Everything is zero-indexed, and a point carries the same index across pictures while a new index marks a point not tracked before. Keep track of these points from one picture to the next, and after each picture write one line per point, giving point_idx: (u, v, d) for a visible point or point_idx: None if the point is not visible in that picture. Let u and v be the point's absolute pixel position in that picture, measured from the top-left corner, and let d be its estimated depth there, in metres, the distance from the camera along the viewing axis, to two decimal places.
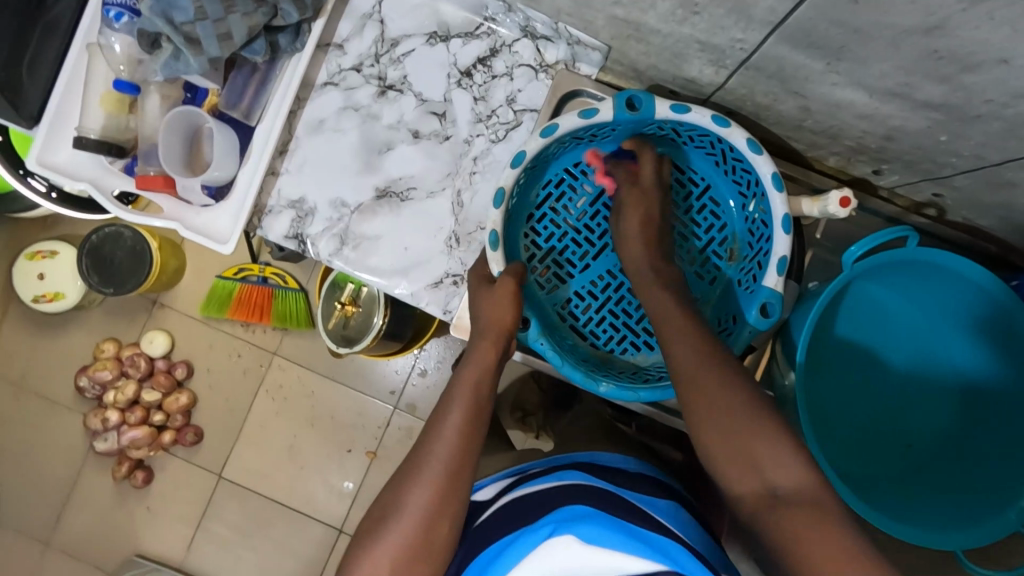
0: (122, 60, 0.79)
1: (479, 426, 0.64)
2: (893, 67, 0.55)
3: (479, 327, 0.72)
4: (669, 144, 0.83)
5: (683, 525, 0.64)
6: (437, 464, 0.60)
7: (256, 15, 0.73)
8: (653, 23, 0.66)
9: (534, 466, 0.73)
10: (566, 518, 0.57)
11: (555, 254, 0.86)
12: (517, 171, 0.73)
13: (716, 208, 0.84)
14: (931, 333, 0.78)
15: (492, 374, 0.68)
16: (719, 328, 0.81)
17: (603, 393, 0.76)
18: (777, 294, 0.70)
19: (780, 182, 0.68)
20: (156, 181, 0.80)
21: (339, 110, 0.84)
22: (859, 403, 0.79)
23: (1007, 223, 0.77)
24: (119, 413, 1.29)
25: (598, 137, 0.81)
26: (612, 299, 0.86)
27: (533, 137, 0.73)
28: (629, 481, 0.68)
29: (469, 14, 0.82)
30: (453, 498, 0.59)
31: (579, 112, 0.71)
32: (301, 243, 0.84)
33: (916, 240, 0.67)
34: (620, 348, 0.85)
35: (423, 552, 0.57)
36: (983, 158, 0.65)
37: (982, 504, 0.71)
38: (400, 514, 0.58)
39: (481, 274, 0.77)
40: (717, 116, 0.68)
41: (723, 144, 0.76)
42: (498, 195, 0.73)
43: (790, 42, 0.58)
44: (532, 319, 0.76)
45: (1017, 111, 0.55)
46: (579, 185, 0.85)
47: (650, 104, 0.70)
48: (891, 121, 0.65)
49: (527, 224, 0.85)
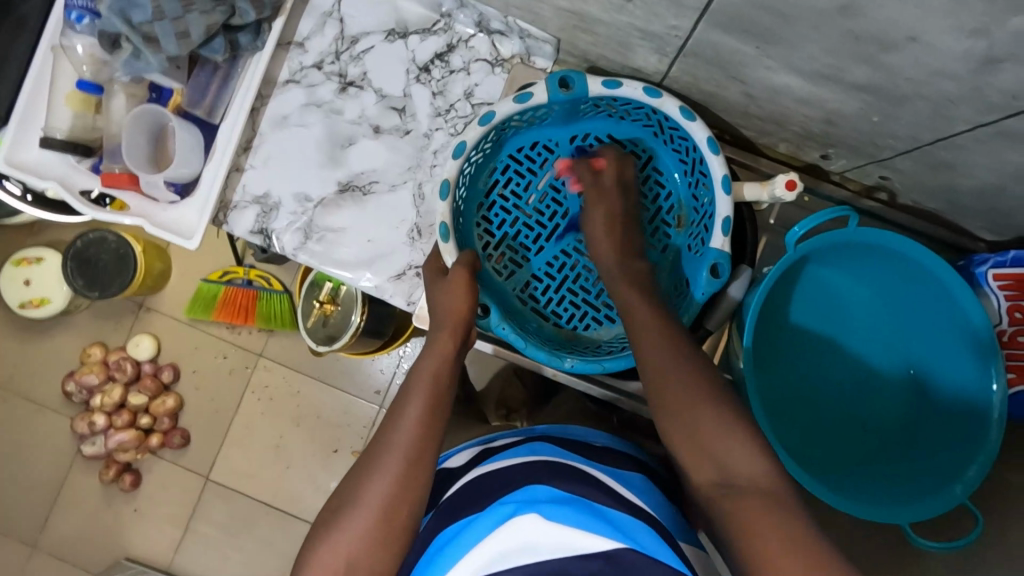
0: (85, 60, 0.81)
1: (440, 415, 0.64)
2: (818, 49, 0.57)
3: (436, 319, 0.73)
4: (608, 120, 0.85)
5: (643, 497, 0.64)
6: (398, 454, 0.59)
7: (214, 14, 0.75)
8: (595, 12, 0.68)
9: (503, 437, 0.75)
10: (529, 494, 0.56)
11: (509, 238, 0.88)
12: (459, 162, 0.76)
13: (660, 177, 0.87)
14: (885, 317, 0.79)
15: (452, 366, 0.69)
16: (675, 293, 0.83)
17: (569, 368, 0.77)
18: (724, 254, 0.72)
19: (716, 147, 0.71)
20: (121, 178, 0.82)
21: (301, 106, 0.86)
22: (816, 386, 0.80)
23: (954, 205, 0.78)
24: (105, 416, 1.31)
25: (536, 120, 0.83)
26: (569, 278, 0.88)
27: (472, 127, 0.75)
28: (596, 454, 0.70)
29: (426, 10, 0.84)
30: (414, 485, 0.58)
31: (515, 98, 0.74)
32: (266, 237, 0.86)
33: (856, 220, 0.69)
34: (586, 324, 0.87)
35: (383, 540, 0.56)
36: (917, 139, 0.66)
37: (931, 480, 0.72)
38: (359, 500, 0.57)
39: (435, 265, 0.78)
40: (649, 88, 0.71)
41: (658, 114, 0.78)
42: (442, 186, 0.76)
43: (721, 27, 0.60)
44: (490, 305, 0.79)
45: (938, 89, 0.57)
46: (527, 170, 0.87)
47: (583, 82, 0.73)
48: (828, 105, 0.67)
49: (481, 210, 0.87)
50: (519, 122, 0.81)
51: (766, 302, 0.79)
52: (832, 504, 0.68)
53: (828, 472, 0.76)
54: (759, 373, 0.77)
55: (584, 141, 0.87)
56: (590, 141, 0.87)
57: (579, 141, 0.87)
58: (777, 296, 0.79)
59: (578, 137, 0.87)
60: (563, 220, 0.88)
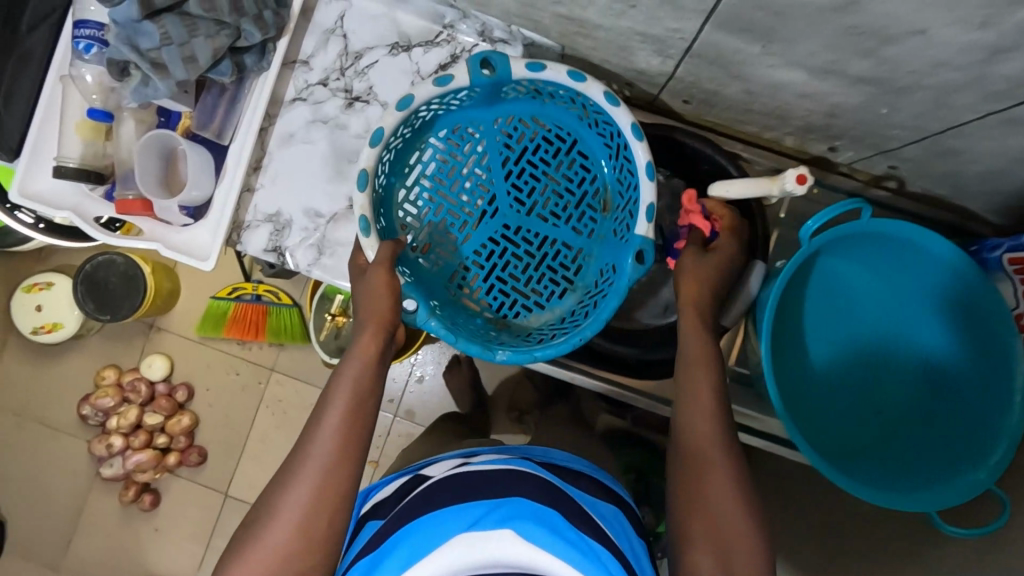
0: (94, 89, 0.81)
1: (359, 424, 0.64)
2: (820, 45, 0.57)
3: (360, 319, 0.71)
4: (531, 101, 0.83)
5: (609, 523, 0.64)
6: (314, 468, 0.60)
7: (218, 37, 0.75)
8: (595, 18, 0.68)
9: (483, 452, 0.75)
10: (506, 505, 0.61)
11: (434, 228, 0.86)
12: (377, 150, 0.74)
13: (586, 161, 0.85)
14: (898, 306, 0.79)
15: (373, 368, 0.67)
16: (600, 280, 0.83)
17: (501, 360, 0.75)
18: (649, 241, 0.72)
19: (640, 133, 0.71)
20: (135, 205, 0.82)
21: (307, 124, 0.87)
22: (833, 376, 0.80)
23: (961, 191, 0.78)
24: (122, 438, 1.32)
25: (458, 103, 0.81)
26: (497, 266, 0.86)
27: (390, 112, 0.73)
28: (569, 476, 0.70)
29: (428, 23, 0.85)
30: (332, 495, 0.59)
31: (433, 81, 0.73)
32: (280, 255, 0.87)
33: (871, 212, 0.69)
34: (516, 313, 0.85)
35: (300, 552, 0.57)
36: (923, 128, 0.66)
37: (954, 466, 0.72)
38: (275, 512, 0.58)
39: (357, 262, 0.75)
40: (573, 72, 0.71)
41: (580, 99, 0.78)
42: (359, 177, 0.73)
43: (723, 28, 0.60)
44: (419, 299, 0.74)
45: (943, 78, 0.57)
46: (450, 156, 0.85)
47: (505, 64, 0.72)
48: (832, 99, 0.67)
49: (402, 200, 0.85)
50: (443, 102, 0.79)
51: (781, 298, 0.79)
52: (856, 494, 0.69)
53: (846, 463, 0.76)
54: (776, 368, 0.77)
55: (508, 123, 0.85)
56: (514, 124, 0.85)
57: (504, 123, 0.84)
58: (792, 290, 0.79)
59: (502, 118, 0.84)
60: (490, 207, 0.85)
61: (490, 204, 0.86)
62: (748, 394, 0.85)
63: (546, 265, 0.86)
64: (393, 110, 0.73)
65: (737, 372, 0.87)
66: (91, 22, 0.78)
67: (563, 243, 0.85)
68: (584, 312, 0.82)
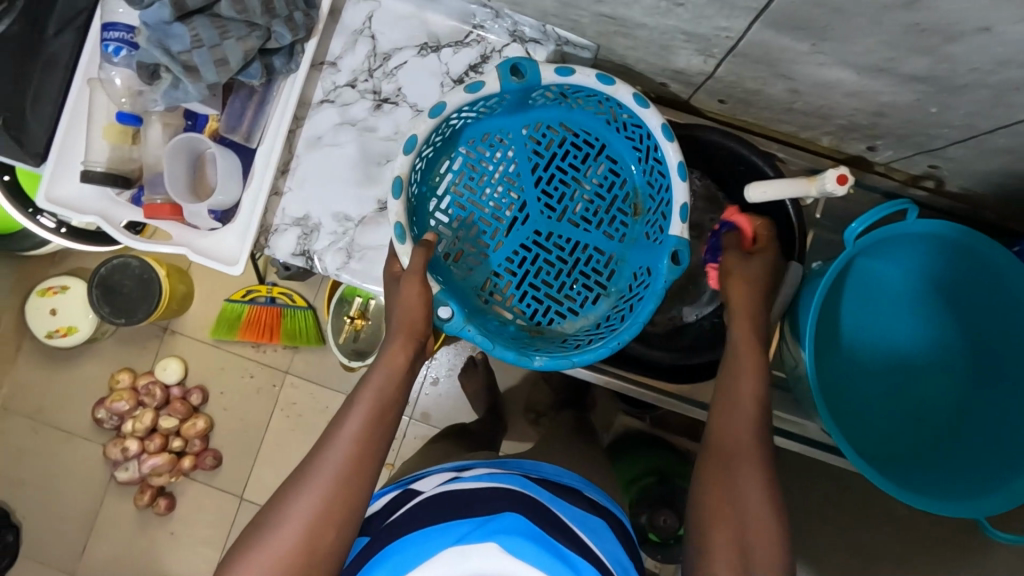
0: (123, 92, 0.80)
1: (378, 435, 0.63)
2: (876, 42, 0.56)
3: (390, 329, 0.70)
4: (558, 107, 0.83)
5: (600, 546, 0.63)
6: (326, 475, 0.59)
7: (250, 39, 0.74)
8: (638, 18, 0.67)
9: (475, 466, 0.73)
10: (491, 521, 0.59)
11: (465, 236, 0.85)
12: (410, 157, 0.72)
13: (615, 165, 0.84)
14: (933, 304, 0.78)
15: (399, 378, 0.66)
16: (635, 283, 0.81)
17: (538, 367, 0.73)
18: (684, 241, 0.72)
19: (670, 134, 0.70)
20: (163, 209, 0.81)
21: (335, 126, 0.86)
22: (870, 380, 0.79)
23: (1004, 190, 0.77)
24: (137, 442, 1.31)
25: (486, 111, 0.80)
26: (530, 273, 0.85)
27: (422, 119, 0.72)
28: (560, 491, 0.69)
29: (457, 23, 0.84)
30: (343, 506, 0.58)
31: (465, 87, 0.71)
32: (309, 259, 0.86)
33: (915, 214, 0.67)
34: (550, 319, 0.84)
35: (304, 559, 0.55)
36: (974, 127, 0.65)
37: (1002, 468, 0.70)
38: (285, 515, 0.57)
39: (393, 270, 0.74)
40: (601, 75, 0.69)
41: (609, 101, 0.78)
42: (394, 184, 0.71)
43: (774, 26, 0.59)
44: (454, 307, 0.72)
45: (1003, 76, 0.55)
46: (480, 164, 0.84)
47: (535, 70, 0.71)
48: (881, 97, 0.66)
49: (433, 208, 0.84)
50: (474, 109, 0.78)
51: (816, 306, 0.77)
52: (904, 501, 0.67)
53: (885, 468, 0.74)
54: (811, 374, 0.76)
55: (537, 130, 0.84)
56: (543, 130, 0.84)
57: (532, 129, 0.84)
58: (829, 295, 0.78)
59: (531, 125, 0.84)
60: (521, 213, 0.84)
61: (521, 211, 0.85)
62: (782, 397, 0.84)
63: (579, 271, 0.85)
64: (424, 116, 0.72)
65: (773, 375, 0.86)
66: (120, 25, 0.77)
67: (595, 248, 0.84)
68: (621, 317, 0.81)
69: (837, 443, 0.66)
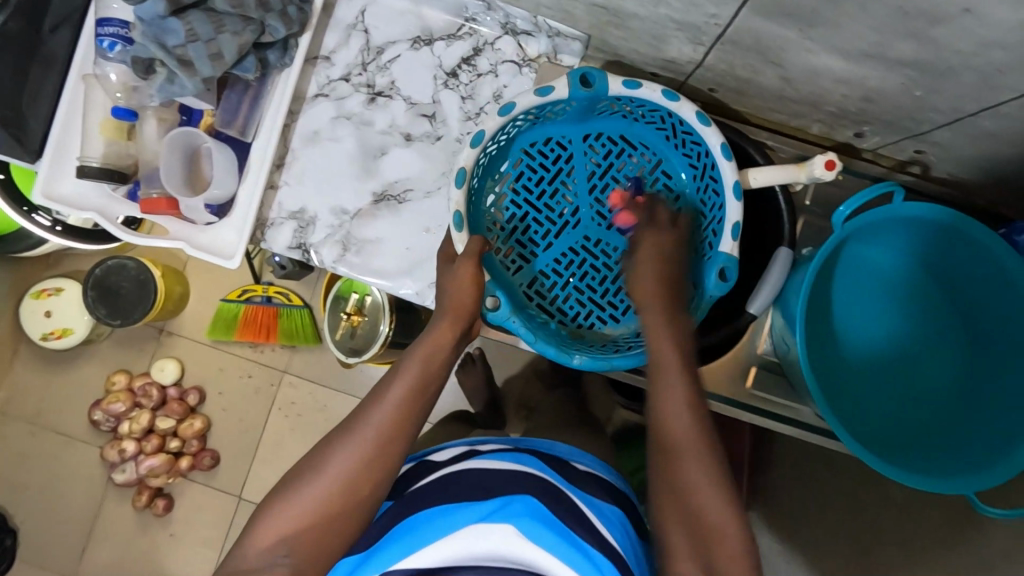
0: (118, 87, 0.81)
1: (422, 400, 0.65)
2: (863, 27, 0.57)
3: (440, 307, 0.71)
4: (621, 120, 0.86)
5: (612, 527, 0.65)
6: (365, 434, 0.62)
7: (244, 33, 0.75)
8: (630, 7, 0.69)
9: (491, 441, 0.76)
10: (512, 503, 0.61)
11: (518, 233, 0.88)
12: (476, 151, 0.75)
13: (669, 180, 0.87)
14: (922, 291, 0.80)
15: (446, 353, 0.69)
16: None
17: (577, 365, 0.75)
18: (733, 259, 0.72)
19: (728, 153, 0.72)
20: (160, 203, 0.82)
21: (332, 120, 0.86)
22: (862, 365, 0.80)
23: (991, 174, 0.79)
24: (135, 443, 1.31)
25: (552, 116, 0.83)
26: (575, 275, 0.88)
27: (492, 116, 0.75)
28: (578, 475, 0.71)
29: (451, 17, 0.85)
30: (379, 465, 0.61)
31: (535, 90, 0.74)
32: (306, 252, 0.86)
33: (902, 195, 0.69)
34: (592, 323, 0.87)
35: (333, 513, 0.59)
36: (959, 111, 0.67)
37: (993, 446, 0.71)
38: (323, 470, 0.60)
39: (446, 252, 0.77)
40: (668, 90, 0.72)
41: (672, 118, 0.80)
42: (459, 174, 0.74)
43: (763, 13, 0.60)
44: (501, 297, 0.75)
45: (987, 58, 0.57)
46: (539, 166, 0.88)
47: (603, 80, 0.73)
48: (868, 83, 0.67)
49: (489, 203, 0.86)
50: (534, 116, 0.82)
51: (812, 298, 0.79)
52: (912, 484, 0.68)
53: (896, 453, 0.76)
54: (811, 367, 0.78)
55: (597, 139, 0.88)
56: (602, 141, 0.88)
57: (592, 138, 0.87)
58: (821, 284, 0.79)
59: (591, 134, 0.87)
60: (573, 218, 0.89)
61: (574, 215, 0.89)
62: (775, 379, 0.85)
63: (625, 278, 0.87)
64: (495, 114, 0.75)
65: (766, 359, 0.86)
66: (115, 20, 0.77)
67: None
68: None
69: (837, 432, 0.68)
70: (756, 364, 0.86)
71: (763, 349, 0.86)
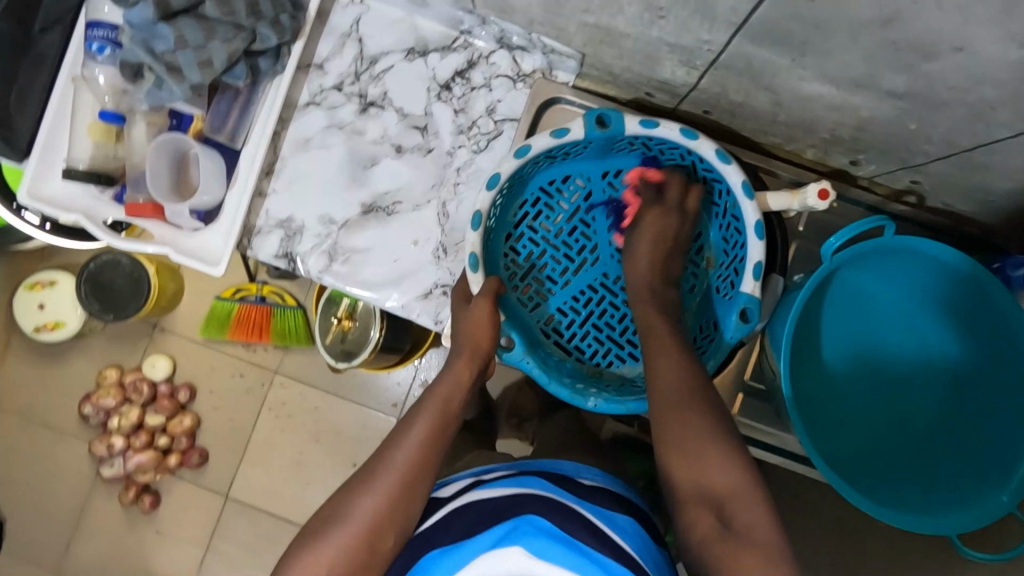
0: (107, 90, 0.80)
1: (444, 437, 0.65)
2: (855, 59, 0.56)
3: (456, 344, 0.73)
4: (640, 157, 0.86)
5: (635, 546, 0.61)
6: (394, 472, 0.60)
7: (234, 41, 0.74)
8: (622, 27, 0.68)
9: (497, 469, 0.70)
10: (524, 523, 0.57)
11: (537, 270, 0.90)
12: (492, 194, 0.76)
13: (691, 217, 0.88)
14: (914, 324, 0.78)
15: (464, 390, 0.69)
16: (703, 335, 0.85)
17: (592, 408, 0.76)
18: (755, 299, 0.72)
19: (750, 192, 0.71)
20: (145, 208, 0.81)
21: (323, 128, 0.86)
22: (848, 395, 0.79)
23: (987, 207, 0.77)
24: (123, 438, 1.30)
25: (570, 155, 0.84)
26: (594, 314, 0.89)
27: (507, 159, 0.75)
28: (592, 493, 0.66)
29: (446, 29, 0.84)
30: (406, 505, 0.59)
31: (550, 133, 0.74)
32: (291, 261, 0.85)
33: (893, 228, 0.68)
34: (610, 361, 0.88)
35: (364, 557, 0.57)
36: (954, 144, 0.66)
37: (975, 487, 0.71)
38: (348, 516, 0.58)
39: (463, 290, 0.78)
40: (686, 129, 0.72)
41: (692, 156, 0.79)
42: (476, 217, 0.75)
43: (754, 41, 0.59)
44: (516, 338, 0.77)
45: (980, 94, 0.56)
46: (555, 204, 0.89)
47: (620, 120, 0.74)
48: (862, 112, 0.66)
49: (506, 246, 0.89)
50: (552, 157, 0.83)
51: (794, 345, 0.78)
52: (935, 531, 0.68)
53: (916, 483, 0.75)
54: (809, 422, 0.77)
55: (615, 176, 0.88)
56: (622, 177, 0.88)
57: (611, 176, 0.88)
58: (803, 328, 0.78)
59: (610, 172, 0.88)
60: (592, 255, 0.89)
61: (592, 252, 0.89)
62: (762, 409, 0.83)
63: None
64: (511, 156, 0.75)
65: (751, 386, 0.84)
66: (105, 23, 0.77)
67: None
68: None
69: (846, 494, 0.67)
70: (742, 391, 0.85)
71: (749, 375, 0.85)
